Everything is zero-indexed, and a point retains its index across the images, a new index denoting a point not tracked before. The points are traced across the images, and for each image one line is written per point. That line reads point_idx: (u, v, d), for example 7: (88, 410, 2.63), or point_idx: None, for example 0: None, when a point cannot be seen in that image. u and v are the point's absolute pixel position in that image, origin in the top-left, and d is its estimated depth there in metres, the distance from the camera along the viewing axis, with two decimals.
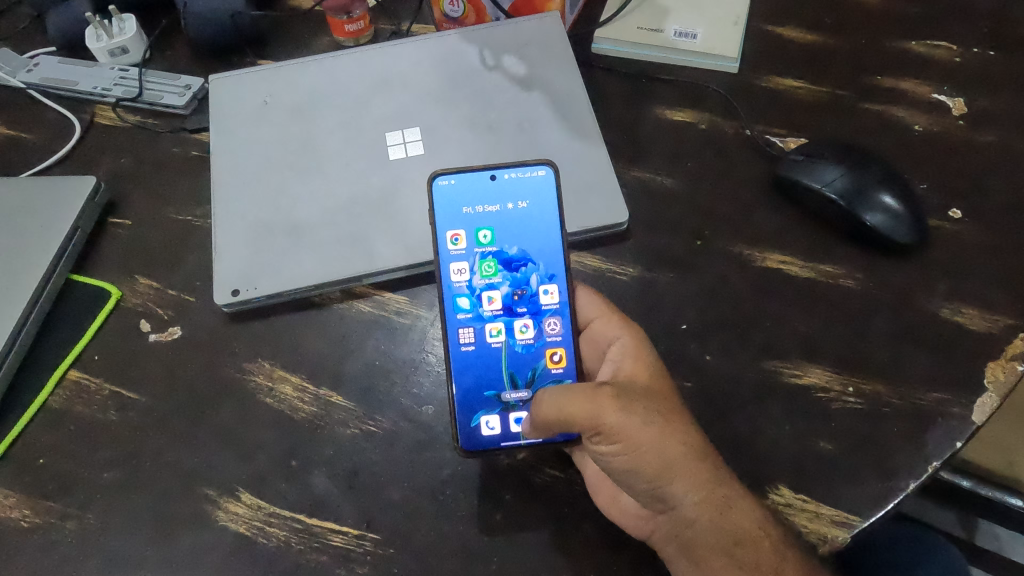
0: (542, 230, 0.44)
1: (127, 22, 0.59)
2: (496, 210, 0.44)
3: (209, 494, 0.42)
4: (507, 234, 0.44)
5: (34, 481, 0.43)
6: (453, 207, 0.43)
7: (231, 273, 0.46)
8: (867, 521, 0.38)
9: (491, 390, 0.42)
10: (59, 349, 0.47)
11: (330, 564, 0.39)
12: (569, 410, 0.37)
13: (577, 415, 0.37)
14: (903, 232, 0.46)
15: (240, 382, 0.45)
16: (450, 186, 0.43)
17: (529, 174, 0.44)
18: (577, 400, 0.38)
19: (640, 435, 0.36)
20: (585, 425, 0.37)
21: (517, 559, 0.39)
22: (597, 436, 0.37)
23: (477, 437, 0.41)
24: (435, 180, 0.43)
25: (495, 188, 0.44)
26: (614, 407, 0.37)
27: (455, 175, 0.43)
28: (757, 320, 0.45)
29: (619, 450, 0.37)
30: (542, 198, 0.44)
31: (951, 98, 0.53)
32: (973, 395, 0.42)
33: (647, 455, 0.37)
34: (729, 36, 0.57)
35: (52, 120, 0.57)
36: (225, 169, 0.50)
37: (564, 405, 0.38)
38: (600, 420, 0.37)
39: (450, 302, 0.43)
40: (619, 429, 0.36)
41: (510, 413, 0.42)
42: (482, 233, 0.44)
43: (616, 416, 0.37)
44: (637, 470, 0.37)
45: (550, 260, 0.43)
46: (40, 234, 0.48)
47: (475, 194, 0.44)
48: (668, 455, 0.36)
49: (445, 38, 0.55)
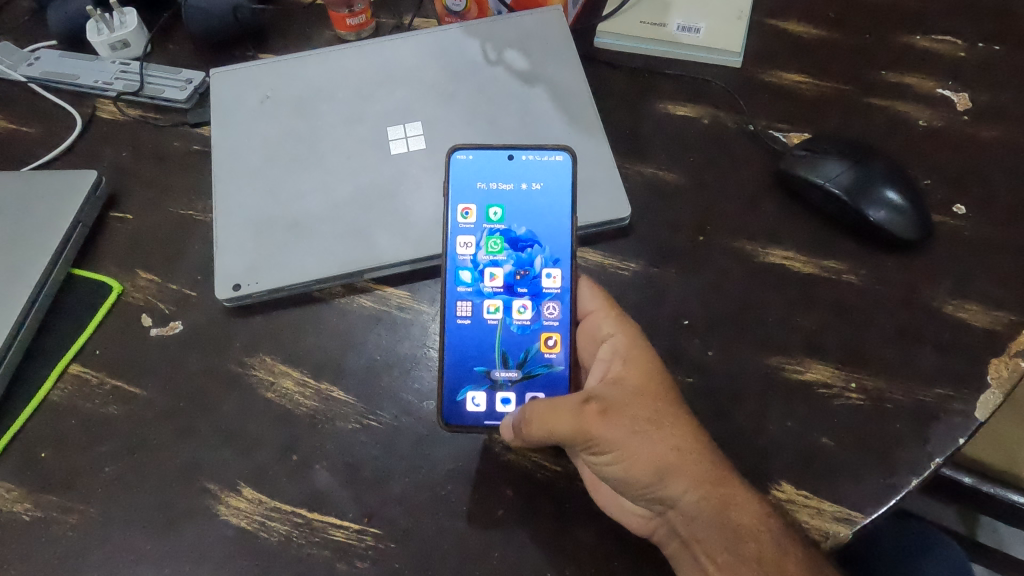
0: (550, 212, 0.44)
1: (128, 16, 0.59)
2: (510, 190, 0.44)
3: (210, 488, 0.41)
4: (517, 214, 0.44)
5: (34, 474, 0.42)
6: (467, 185, 0.44)
7: (232, 268, 0.46)
8: (869, 517, 0.38)
9: (481, 366, 0.42)
10: (60, 343, 0.46)
11: (331, 559, 0.39)
12: (557, 427, 0.37)
13: (564, 431, 0.37)
14: (909, 228, 0.46)
15: (240, 376, 0.45)
16: (467, 162, 0.44)
17: (546, 158, 0.44)
18: (563, 416, 0.37)
19: (630, 444, 0.36)
20: (574, 438, 0.37)
21: (519, 555, 0.39)
22: (589, 448, 0.37)
23: (462, 411, 0.41)
24: (453, 154, 0.44)
25: (510, 167, 0.44)
26: (601, 422, 0.36)
27: (473, 151, 0.44)
28: (760, 314, 0.45)
29: (611, 458, 0.37)
30: (558, 180, 0.44)
31: (956, 93, 0.53)
32: (977, 390, 0.42)
33: (638, 461, 0.36)
34: (732, 31, 0.56)
35: (52, 114, 0.57)
36: (225, 159, 0.50)
37: (551, 423, 0.37)
38: (587, 434, 0.37)
39: (454, 275, 0.43)
40: (609, 441, 0.36)
41: (498, 392, 0.41)
42: (493, 210, 0.44)
43: (603, 429, 0.36)
44: (627, 478, 0.37)
45: (557, 244, 0.43)
46: (40, 227, 0.48)
47: (486, 176, 0.44)
48: (658, 459, 0.36)
49: (445, 32, 0.54)
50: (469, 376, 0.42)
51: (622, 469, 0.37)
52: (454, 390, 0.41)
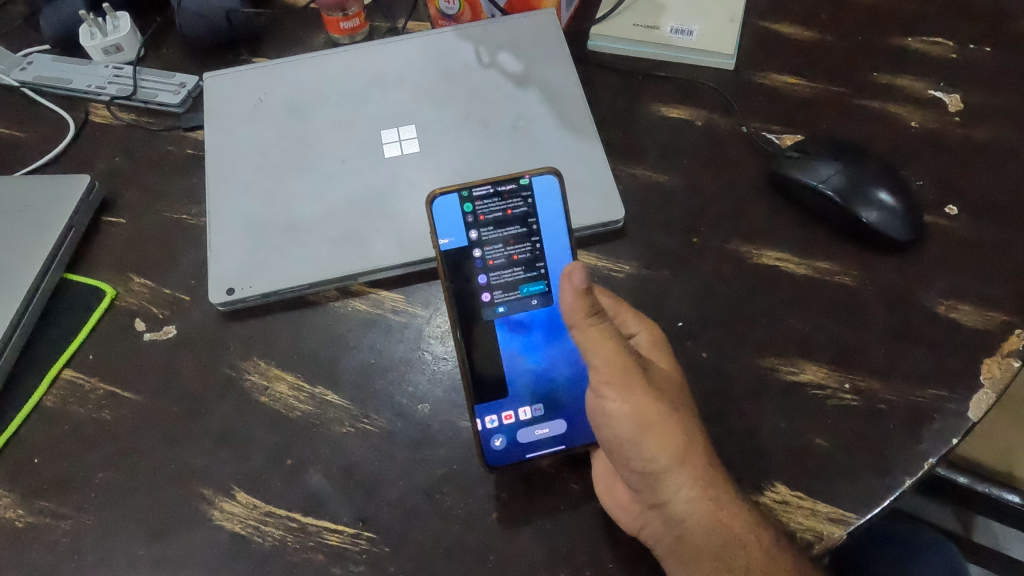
0: (549, 243, 0.43)
1: (121, 21, 0.59)
2: (504, 227, 0.43)
3: (205, 494, 0.41)
4: (518, 251, 0.43)
5: (27, 480, 0.42)
6: (459, 225, 0.43)
7: (224, 271, 0.46)
8: (863, 517, 0.38)
9: (505, 406, 0.41)
10: (53, 348, 0.46)
11: (326, 564, 0.39)
12: (604, 349, 0.38)
13: (602, 355, 0.38)
14: (900, 229, 0.46)
15: (234, 380, 0.45)
16: (453, 206, 0.43)
17: (532, 184, 0.43)
18: (620, 348, 0.38)
19: (649, 406, 0.37)
20: (601, 365, 0.38)
21: (513, 558, 0.38)
22: (606, 387, 0.38)
23: (502, 451, 0.41)
24: (435, 199, 0.42)
25: (500, 203, 0.43)
26: (636, 371, 0.38)
27: (457, 193, 0.42)
28: (753, 317, 0.45)
29: (626, 411, 0.37)
30: (548, 208, 0.43)
31: (948, 94, 0.53)
32: (969, 390, 0.42)
33: (655, 424, 0.37)
34: (724, 33, 0.57)
35: (46, 119, 0.57)
36: (217, 164, 0.50)
37: (609, 345, 0.38)
38: (623, 372, 0.38)
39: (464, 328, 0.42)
40: (631, 388, 0.37)
41: (527, 426, 0.41)
42: (491, 251, 0.43)
43: (635, 378, 0.38)
44: (637, 443, 0.37)
45: (562, 274, 0.43)
46: (33, 233, 0.48)
47: (477, 211, 0.43)
48: (673, 434, 0.37)
49: (439, 35, 0.55)
50: (495, 415, 0.41)
51: (633, 427, 0.37)
52: (488, 433, 0.41)
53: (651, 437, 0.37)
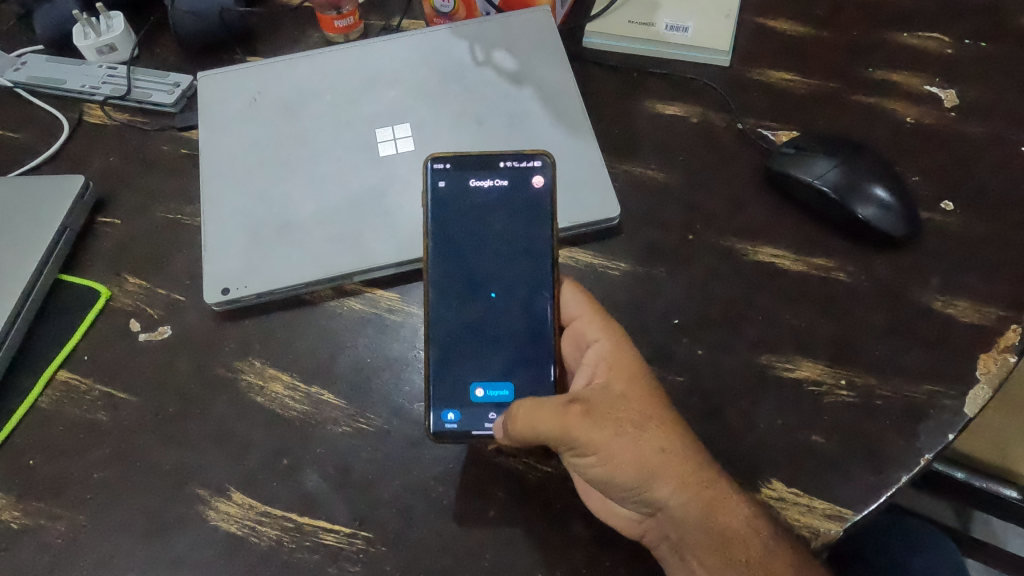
0: (535, 230, 0.42)
1: (115, 20, 0.59)
2: (491, 207, 0.42)
3: (201, 494, 0.41)
4: (501, 235, 0.42)
5: (22, 483, 0.42)
6: (451, 196, 0.42)
7: (221, 271, 0.46)
8: (860, 513, 0.38)
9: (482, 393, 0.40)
10: (47, 350, 0.46)
11: (322, 563, 0.39)
12: (543, 425, 0.36)
13: (551, 429, 0.36)
14: (894, 225, 0.46)
15: (230, 380, 0.45)
16: (445, 173, 0.42)
17: (524, 166, 0.42)
18: (551, 412, 0.36)
19: (614, 446, 0.36)
20: (553, 439, 0.36)
21: (510, 555, 0.39)
22: (570, 449, 0.37)
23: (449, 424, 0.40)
24: (431, 164, 0.42)
25: (488, 177, 0.42)
26: (586, 424, 0.36)
27: (451, 160, 0.42)
28: (749, 314, 0.45)
29: (592, 460, 0.36)
30: (538, 194, 0.42)
31: (944, 89, 0.53)
32: (966, 386, 0.42)
33: (623, 464, 0.36)
34: (719, 30, 0.57)
35: (40, 119, 0.57)
36: (211, 163, 0.50)
37: (542, 420, 0.36)
38: (575, 434, 0.36)
39: (447, 312, 0.41)
40: (590, 443, 0.36)
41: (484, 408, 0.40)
42: (480, 234, 0.42)
43: (588, 432, 0.36)
44: (612, 480, 0.36)
45: (539, 268, 0.41)
46: (27, 235, 0.48)
47: (470, 185, 0.42)
48: (644, 461, 0.36)
49: (434, 34, 0.54)
50: (468, 394, 0.40)
51: (604, 468, 0.36)
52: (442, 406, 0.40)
53: (631, 466, 0.36)
